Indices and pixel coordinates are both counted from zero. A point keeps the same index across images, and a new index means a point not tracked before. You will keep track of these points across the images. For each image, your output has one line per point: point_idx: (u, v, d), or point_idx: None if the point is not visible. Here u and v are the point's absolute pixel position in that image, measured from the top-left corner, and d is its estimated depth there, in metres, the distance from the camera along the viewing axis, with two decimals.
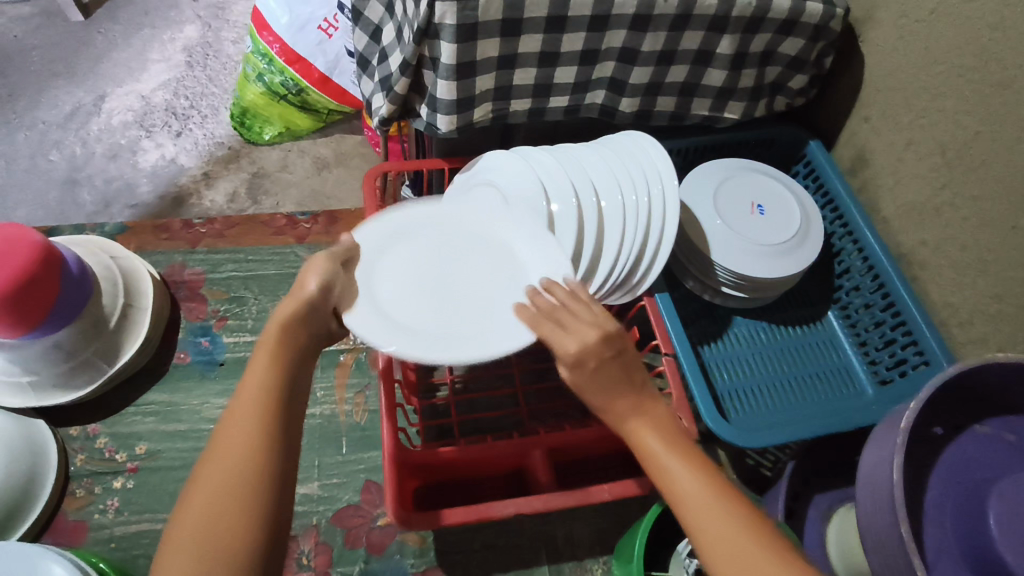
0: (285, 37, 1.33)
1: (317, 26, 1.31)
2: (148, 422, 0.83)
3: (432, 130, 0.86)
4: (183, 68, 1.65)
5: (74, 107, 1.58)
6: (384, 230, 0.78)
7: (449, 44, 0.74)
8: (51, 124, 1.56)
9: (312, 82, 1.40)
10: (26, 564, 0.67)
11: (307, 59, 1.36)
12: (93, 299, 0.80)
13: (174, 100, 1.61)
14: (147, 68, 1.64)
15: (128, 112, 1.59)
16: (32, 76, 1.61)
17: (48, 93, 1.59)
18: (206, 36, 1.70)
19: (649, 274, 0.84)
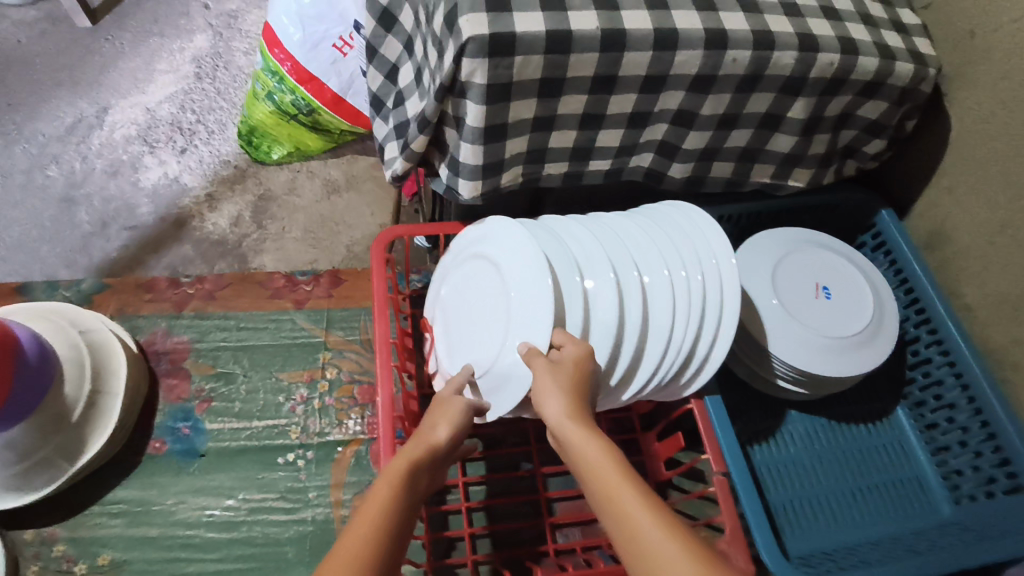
0: (298, 55, 1.22)
1: (331, 44, 1.20)
2: (114, 526, 0.70)
3: (452, 193, 0.75)
4: (190, 81, 1.55)
5: (75, 119, 1.48)
6: (455, 278, 0.79)
7: (476, 105, 0.63)
8: (51, 137, 1.46)
9: (324, 102, 1.30)
10: None
11: (321, 78, 1.25)
12: (57, 389, 0.68)
13: (181, 114, 1.51)
14: (153, 79, 1.54)
15: (131, 126, 1.49)
16: (34, 85, 1.51)
17: (49, 103, 1.49)
18: (217, 46, 1.60)
19: (699, 374, 0.72)
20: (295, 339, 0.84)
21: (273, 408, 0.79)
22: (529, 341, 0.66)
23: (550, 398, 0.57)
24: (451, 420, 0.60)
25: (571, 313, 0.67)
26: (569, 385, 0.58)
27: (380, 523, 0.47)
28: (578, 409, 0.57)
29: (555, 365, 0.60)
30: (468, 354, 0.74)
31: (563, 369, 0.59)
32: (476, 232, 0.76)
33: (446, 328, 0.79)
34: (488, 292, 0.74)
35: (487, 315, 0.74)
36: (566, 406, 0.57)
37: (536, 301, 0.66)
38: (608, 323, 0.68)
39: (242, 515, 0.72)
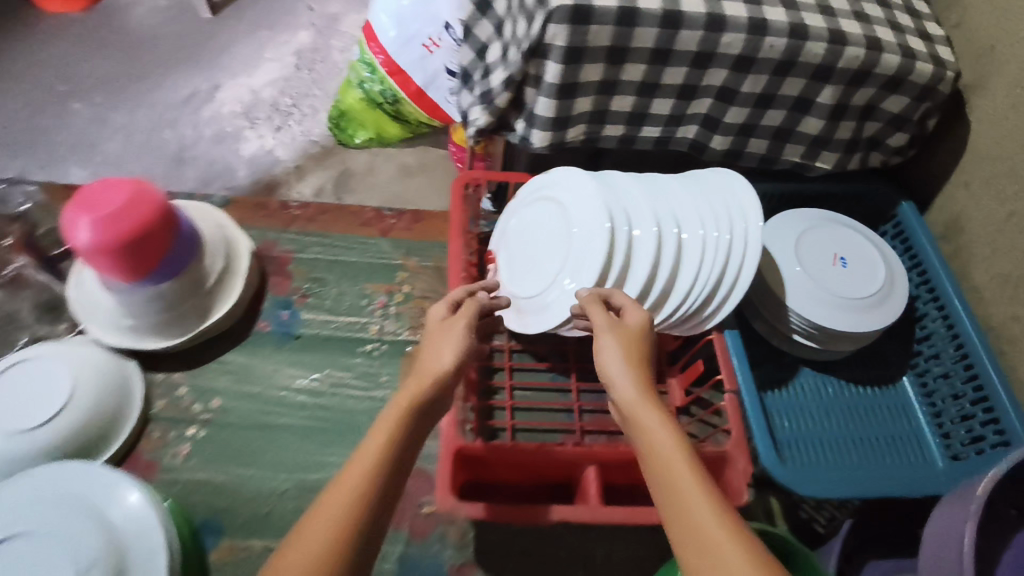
0: (391, 49, 1.41)
1: (422, 43, 1.38)
2: (224, 381, 0.86)
3: (525, 144, 0.91)
4: (291, 70, 1.77)
5: (190, 93, 1.71)
6: (520, 215, 0.93)
7: (555, 64, 0.79)
8: (169, 106, 1.69)
9: (408, 94, 1.48)
10: (106, 489, 0.68)
11: (407, 72, 1.43)
12: (199, 260, 0.84)
13: (280, 97, 1.73)
14: (260, 65, 1.78)
15: (237, 104, 1.71)
16: (160, 62, 1.75)
17: (172, 78, 1.73)
18: (318, 43, 1.83)
19: (723, 308, 0.83)
20: (378, 260, 0.99)
21: (357, 308, 0.94)
22: (591, 265, 0.81)
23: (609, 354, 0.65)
24: (466, 346, 0.65)
25: (617, 249, 0.81)
26: (626, 344, 0.66)
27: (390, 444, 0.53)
28: (630, 365, 0.64)
29: (611, 326, 0.68)
30: (528, 279, 0.88)
31: (623, 332, 0.67)
32: (544, 178, 0.90)
33: (508, 258, 0.93)
34: (550, 227, 0.88)
35: (547, 249, 0.88)
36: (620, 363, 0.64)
37: (594, 239, 0.82)
38: (646, 260, 0.81)
39: (325, 386, 0.87)
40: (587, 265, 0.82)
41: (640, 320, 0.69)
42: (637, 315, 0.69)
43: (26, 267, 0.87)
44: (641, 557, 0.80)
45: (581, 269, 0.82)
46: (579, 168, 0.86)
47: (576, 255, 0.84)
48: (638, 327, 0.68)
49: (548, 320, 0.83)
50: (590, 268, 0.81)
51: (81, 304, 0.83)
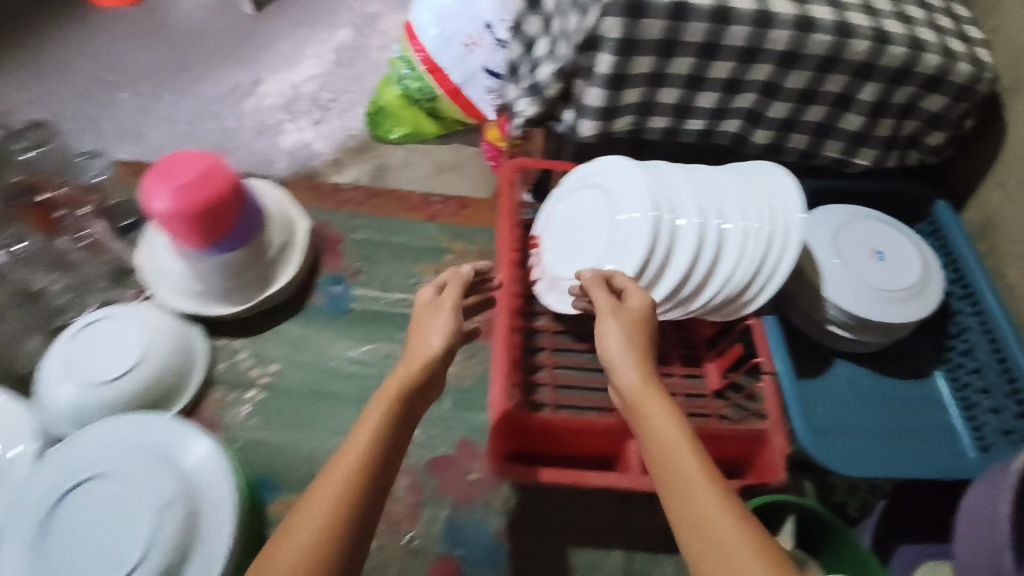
0: (431, 48, 1.44)
1: (461, 41, 1.41)
2: (281, 349, 0.91)
3: (573, 133, 0.95)
4: (331, 66, 1.76)
5: (234, 86, 1.70)
6: (566, 201, 0.96)
7: (608, 56, 0.83)
8: (212, 97, 1.68)
9: (445, 92, 1.48)
10: (177, 439, 0.74)
11: (446, 69, 1.44)
12: (264, 233, 0.89)
13: (320, 93, 1.71)
14: (301, 62, 1.77)
15: (278, 97, 1.69)
16: (202, 55, 1.75)
17: (216, 71, 1.72)
18: (355, 40, 1.82)
19: (763, 294, 0.86)
20: (428, 245, 1.02)
21: (407, 286, 0.98)
22: (636, 250, 0.85)
23: (608, 335, 0.67)
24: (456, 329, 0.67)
25: (661, 235, 0.84)
26: (623, 325, 0.68)
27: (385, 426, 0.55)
28: (630, 345, 0.65)
29: (610, 307, 0.70)
30: (572, 262, 0.92)
31: (621, 313, 0.69)
32: (590, 166, 0.94)
33: (553, 242, 0.96)
34: (596, 212, 0.92)
35: (592, 234, 0.91)
36: (618, 341, 0.66)
37: (640, 224, 0.85)
38: (688, 246, 0.85)
39: (376, 358, 0.91)
40: (632, 249, 0.85)
41: (641, 301, 0.71)
42: (635, 297, 0.70)
43: (100, 233, 0.94)
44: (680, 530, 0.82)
45: (626, 253, 0.86)
46: (626, 156, 0.90)
47: (622, 240, 0.87)
48: (638, 307, 0.70)
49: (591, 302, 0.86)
50: (635, 252, 0.85)
51: (153, 271, 0.89)
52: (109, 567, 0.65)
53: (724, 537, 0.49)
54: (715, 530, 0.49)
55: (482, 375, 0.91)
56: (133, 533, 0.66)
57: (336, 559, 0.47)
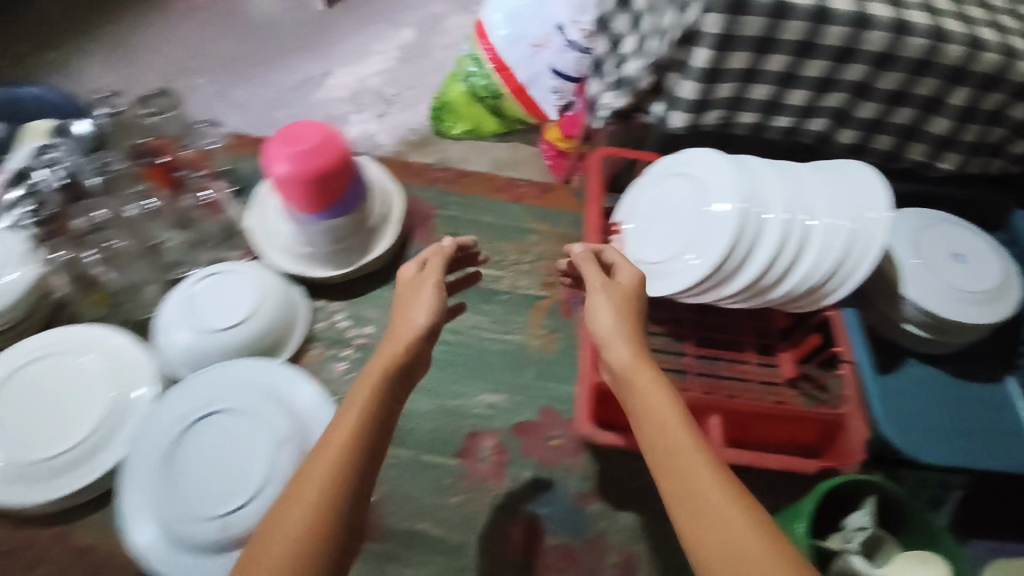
0: (500, 46, 1.37)
1: (530, 42, 1.35)
2: (376, 313, 0.97)
3: (662, 124, 0.99)
4: (394, 63, 1.77)
5: (303, 78, 1.73)
6: (650, 189, 1.00)
7: (706, 50, 0.87)
8: (285, 88, 1.72)
9: (511, 90, 1.43)
10: (289, 382, 0.80)
11: (513, 69, 1.38)
12: (366, 204, 0.95)
13: (384, 87, 1.72)
14: (367, 58, 1.79)
15: (344, 91, 1.71)
16: (281, 49, 1.79)
17: (289, 62, 1.77)
18: (421, 40, 1.82)
19: (844, 287, 0.88)
20: (510, 225, 1.08)
21: (492, 262, 1.04)
22: (721, 239, 0.87)
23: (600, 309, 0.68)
24: (440, 305, 0.67)
25: (746, 227, 0.87)
26: (615, 300, 0.69)
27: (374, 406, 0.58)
28: (619, 319, 0.67)
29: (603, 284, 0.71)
30: (656, 248, 0.96)
31: (615, 288, 0.71)
32: (680, 156, 0.97)
33: (637, 228, 1.00)
34: (682, 200, 0.95)
35: (677, 221, 0.95)
36: (611, 315, 0.67)
37: (726, 215, 0.88)
38: (772, 239, 0.87)
39: (464, 327, 0.97)
40: (717, 239, 0.88)
41: (633, 277, 0.73)
42: (631, 271, 0.73)
43: (222, 194, 0.99)
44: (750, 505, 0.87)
45: (710, 241, 0.89)
46: (717, 149, 0.93)
47: (707, 229, 0.91)
48: (631, 284, 0.72)
49: (676, 285, 0.90)
50: (720, 241, 0.88)
51: (263, 233, 0.96)
52: (233, 490, 0.72)
53: (713, 502, 0.51)
54: (707, 496, 0.52)
55: (565, 349, 0.96)
56: (255, 461, 0.73)
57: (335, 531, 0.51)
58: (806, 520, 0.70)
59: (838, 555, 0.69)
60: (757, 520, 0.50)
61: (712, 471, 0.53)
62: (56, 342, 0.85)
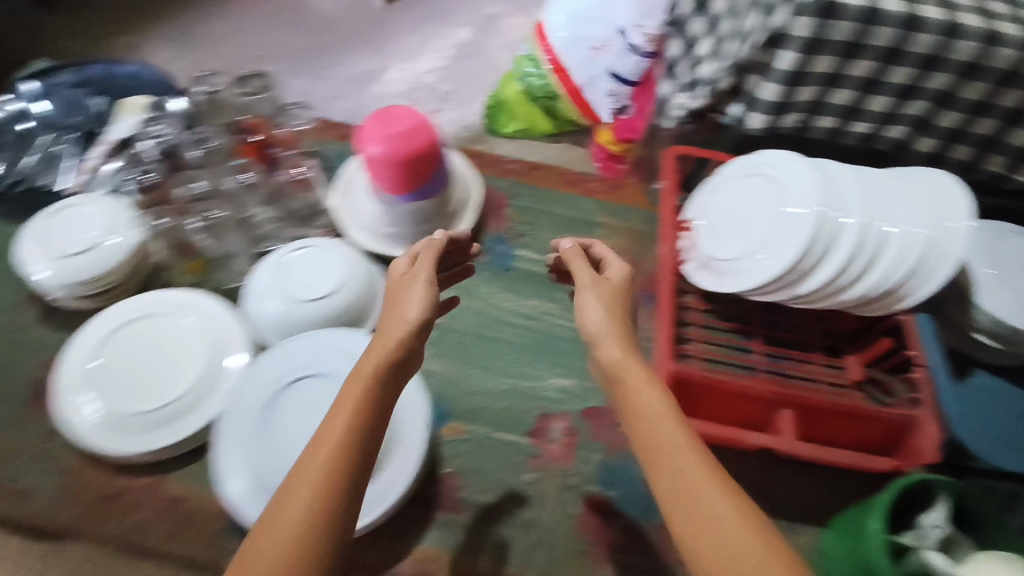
0: (558, 41, 1.20)
1: (590, 44, 1.17)
2: (449, 295, 1.00)
3: (739, 125, 1.02)
4: (450, 62, 1.60)
5: (360, 73, 1.58)
6: (722, 188, 1.02)
7: (792, 53, 0.88)
8: (338, 80, 1.56)
9: (567, 90, 1.25)
10: None
11: (570, 70, 1.22)
12: (448, 189, 0.98)
13: (440, 83, 1.57)
14: (422, 54, 1.61)
15: (401, 86, 1.57)
16: (334, 39, 1.62)
17: (342, 56, 1.60)
18: (477, 40, 1.63)
19: (918, 291, 0.89)
20: (580, 219, 1.11)
21: None
22: (796, 239, 0.89)
23: (591, 307, 0.68)
24: (431, 301, 0.68)
25: (823, 229, 0.88)
26: (604, 298, 0.69)
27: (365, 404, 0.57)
28: (610, 317, 0.67)
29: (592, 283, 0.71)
30: (728, 246, 0.97)
31: (605, 287, 0.71)
32: (756, 157, 0.98)
33: (709, 227, 1.01)
34: (757, 201, 0.97)
35: (751, 221, 0.97)
36: (601, 316, 0.67)
37: (803, 216, 0.89)
38: (848, 242, 0.88)
39: (536, 313, 0.99)
40: (792, 239, 0.90)
41: (622, 275, 0.73)
42: (620, 271, 0.73)
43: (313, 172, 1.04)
44: (812, 500, 0.89)
45: (785, 241, 0.90)
46: (794, 152, 0.94)
47: (781, 230, 0.92)
48: (621, 282, 0.73)
49: (749, 283, 0.92)
50: (794, 241, 0.89)
51: (348, 212, 1.00)
52: None
53: (713, 503, 0.50)
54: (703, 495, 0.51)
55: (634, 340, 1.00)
56: None
57: (326, 534, 0.50)
58: (882, 512, 0.72)
59: (914, 550, 0.70)
60: (758, 525, 0.49)
61: (712, 474, 0.52)
62: (155, 302, 0.90)
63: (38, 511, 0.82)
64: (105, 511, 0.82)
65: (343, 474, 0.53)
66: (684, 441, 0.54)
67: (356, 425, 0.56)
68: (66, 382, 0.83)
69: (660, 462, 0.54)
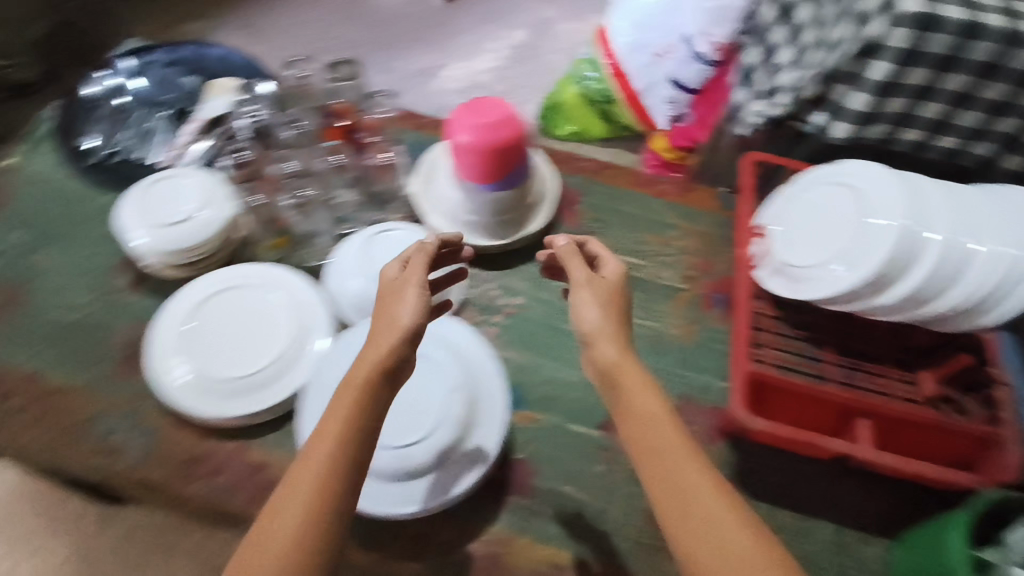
0: (620, 52, 1.32)
1: (651, 51, 1.28)
2: (524, 287, 1.01)
3: (821, 134, 1.01)
4: (506, 62, 1.66)
5: (419, 67, 1.64)
6: (799, 194, 1.01)
7: (886, 64, 0.89)
8: (397, 74, 1.62)
9: (624, 96, 1.37)
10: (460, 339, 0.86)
11: (631, 76, 1.33)
12: (528, 182, 1.00)
13: (497, 82, 1.63)
14: (480, 53, 1.67)
15: (457, 82, 1.63)
16: (397, 35, 1.66)
17: (402, 51, 1.66)
18: (533, 41, 1.67)
19: (1001, 309, 0.88)
20: (651, 219, 1.11)
21: (634, 252, 1.08)
22: (881, 249, 0.88)
23: (588, 307, 0.64)
24: (424, 305, 0.64)
25: (907, 243, 0.87)
26: (603, 298, 0.65)
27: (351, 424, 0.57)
28: (608, 319, 0.64)
29: (588, 282, 0.66)
30: (804, 253, 0.96)
31: (602, 285, 0.66)
32: (838, 167, 0.98)
33: (783, 233, 1.00)
34: (837, 209, 0.96)
35: (829, 228, 0.96)
36: (599, 315, 0.64)
37: (887, 228, 0.89)
38: (932, 256, 0.87)
39: None
40: (875, 249, 0.89)
41: (617, 274, 0.69)
42: (616, 268, 0.68)
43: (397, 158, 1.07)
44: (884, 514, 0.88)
45: (867, 252, 0.90)
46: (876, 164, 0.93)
47: (862, 240, 0.91)
48: (616, 281, 0.68)
49: (825, 291, 0.92)
50: (877, 252, 0.88)
51: (427, 199, 1.03)
52: (409, 425, 0.77)
53: (709, 510, 0.53)
54: (691, 491, 0.54)
55: (704, 341, 1.00)
56: (428, 404, 0.78)
57: (323, 550, 0.52)
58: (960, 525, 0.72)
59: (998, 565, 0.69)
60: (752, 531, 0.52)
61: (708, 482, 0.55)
62: (247, 276, 0.93)
63: (127, 468, 0.85)
64: (193, 473, 0.85)
65: (335, 496, 0.54)
66: (682, 448, 0.56)
67: (343, 446, 0.56)
68: (161, 347, 0.87)
69: (657, 472, 0.55)
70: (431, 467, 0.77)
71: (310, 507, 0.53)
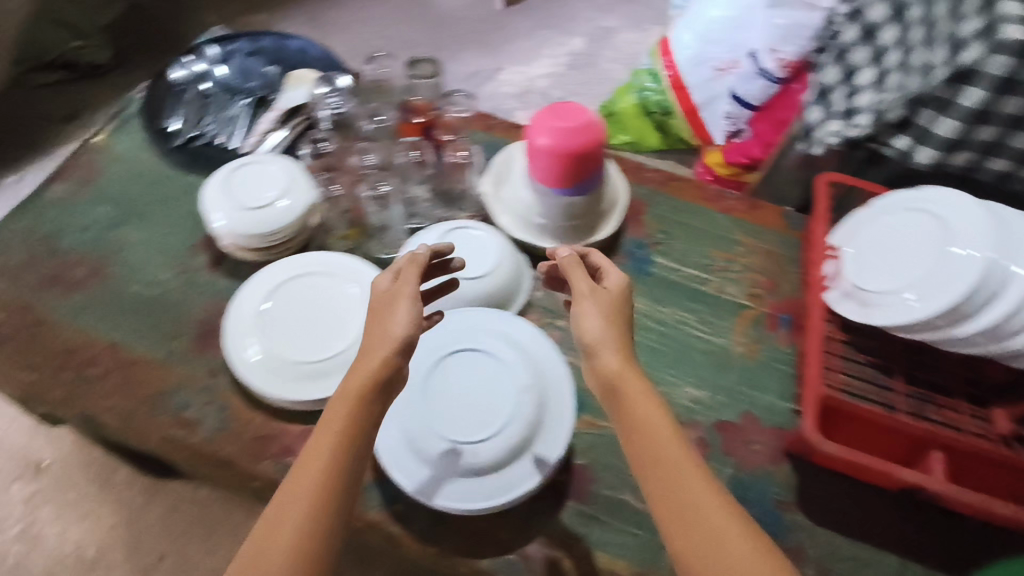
0: (682, 64, 1.30)
1: (713, 65, 1.27)
2: None
3: (904, 159, 1.00)
4: (562, 69, 1.70)
5: (476, 70, 1.69)
6: (878, 216, 0.99)
7: (981, 91, 0.88)
8: (455, 75, 1.67)
9: (682, 109, 1.36)
10: (530, 340, 0.87)
11: (691, 89, 1.32)
12: (601, 188, 1.00)
13: (552, 89, 1.67)
14: (536, 59, 1.72)
15: (513, 87, 1.67)
16: (456, 38, 1.74)
17: (461, 54, 1.72)
18: (590, 50, 1.74)
19: None
20: (719, 234, 1.10)
21: (700, 266, 1.07)
22: (965, 278, 0.85)
23: (589, 316, 0.64)
24: (414, 317, 0.66)
25: (993, 274, 0.84)
26: (605, 307, 0.65)
27: (343, 431, 0.59)
28: (610, 329, 0.64)
29: (589, 291, 0.67)
30: (879, 277, 0.94)
31: (604, 294, 0.66)
32: (923, 194, 0.96)
33: (857, 255, 0.98)
34: (918, 234, 0.94)
35: (908, 254, 0.94)
36: (600, 325, 0.64)
37: (972, 258, 0.86)
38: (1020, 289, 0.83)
39: (671, 323, 1.01)
40: (956, 278, 0.86)
41: (619, 285, 0.68)
42: (617, 279, 0.68)
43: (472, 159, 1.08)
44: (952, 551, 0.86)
45: (949, 280, 0.87)
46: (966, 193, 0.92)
47: (942, 268, 0.88)
48: (618, 292, 0.68)
49: (901, 318, 0.88)
50: (960, 280, 0.85)
51: (499, 200, 1.03)
52: (481, 424, 0.79)
53: (721, 527, 0.53)
54: (699, 510, 0.54)
55: (768, 360, 0.98)
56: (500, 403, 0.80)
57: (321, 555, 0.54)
58: None
59: None
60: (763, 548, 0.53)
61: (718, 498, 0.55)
62: (321, 264, 0.95)
63: (198, 443, 0.87)
64: (261, 454, 0.87)
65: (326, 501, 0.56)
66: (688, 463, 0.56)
67: (336, 452, 0.58)
68: (238, 326, 0.90)
69: (665, 486, 0.56)
70: (499, 464, 0.78)
71: (306, 515, 0.55)
